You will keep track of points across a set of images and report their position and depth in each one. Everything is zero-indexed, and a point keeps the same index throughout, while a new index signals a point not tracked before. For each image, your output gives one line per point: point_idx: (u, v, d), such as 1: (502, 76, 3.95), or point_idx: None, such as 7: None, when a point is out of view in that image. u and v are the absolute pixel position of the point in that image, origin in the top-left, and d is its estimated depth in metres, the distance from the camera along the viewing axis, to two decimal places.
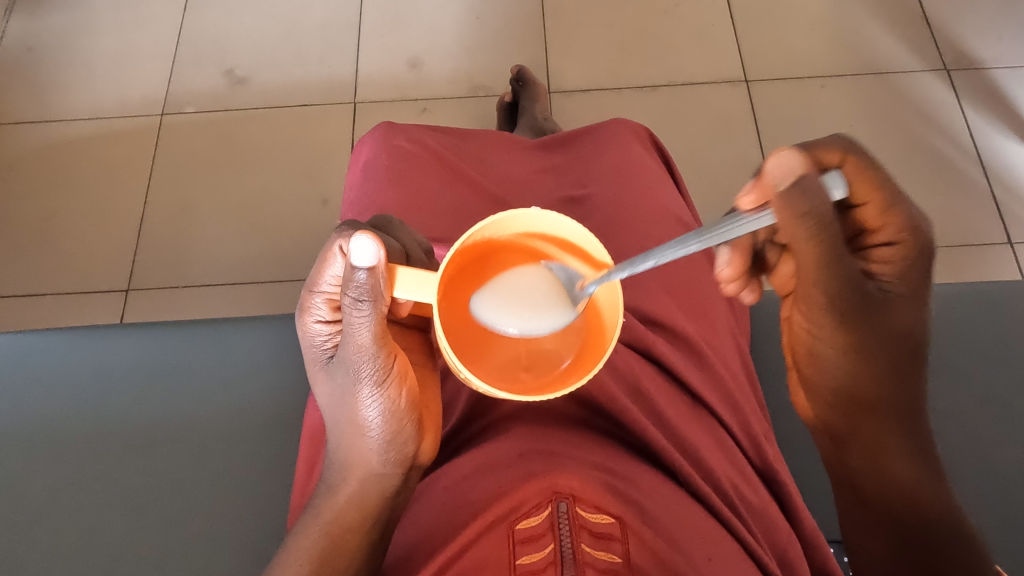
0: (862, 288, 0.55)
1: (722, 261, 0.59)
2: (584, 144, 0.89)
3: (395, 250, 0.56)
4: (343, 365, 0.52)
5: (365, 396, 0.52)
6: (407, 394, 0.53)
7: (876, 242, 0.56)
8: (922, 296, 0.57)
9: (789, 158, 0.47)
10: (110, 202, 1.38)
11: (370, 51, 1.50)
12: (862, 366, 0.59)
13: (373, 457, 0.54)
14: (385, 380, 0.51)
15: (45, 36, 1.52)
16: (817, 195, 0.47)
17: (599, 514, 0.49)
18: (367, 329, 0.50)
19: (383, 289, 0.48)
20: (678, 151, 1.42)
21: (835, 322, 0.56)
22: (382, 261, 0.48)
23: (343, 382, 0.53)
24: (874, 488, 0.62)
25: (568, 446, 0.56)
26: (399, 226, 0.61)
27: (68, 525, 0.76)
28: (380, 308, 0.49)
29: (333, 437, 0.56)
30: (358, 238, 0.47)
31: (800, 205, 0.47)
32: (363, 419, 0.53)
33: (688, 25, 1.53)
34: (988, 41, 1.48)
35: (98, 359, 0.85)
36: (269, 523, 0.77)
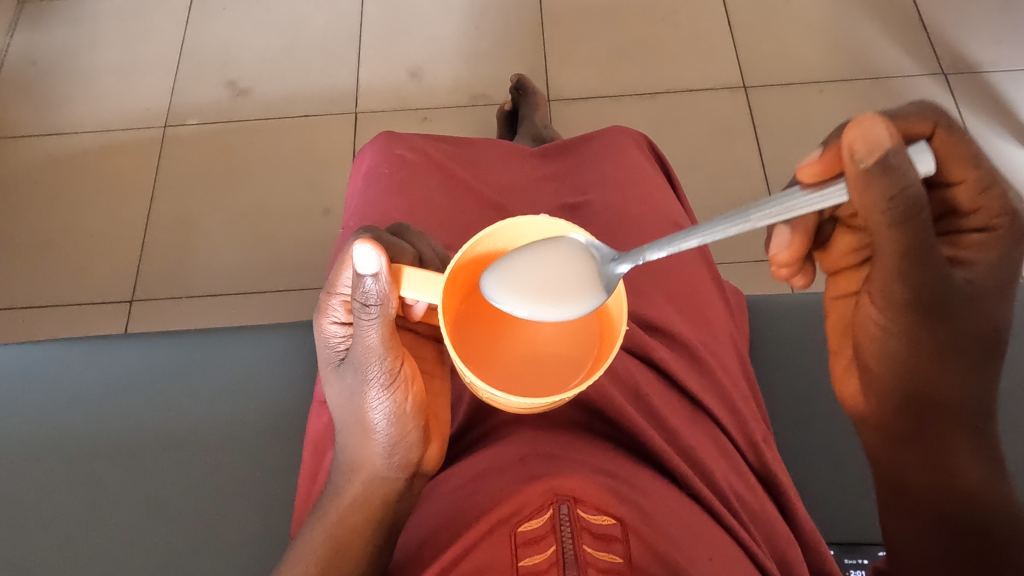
0: (949, 285, 0.51)
1: (784, 243, 0.56)
2: (584, 151, 0.90)
3: (407, 253, 0.56)
4: (354, 367, 0.53)
5: (373, 398, 0.52)
6: (413, 398, 0.54)
7: (969, 225, 0.53)
8: (1007, 288, 0.53)
9: (873, 130, 0.43)
10: (114, 213, 1.39)
11: (371, 62, 1.51)
12: (932, 365, 0.55)
13: (378, 459, 0.54)
14: (394, 382, 0.52)
15: (49, 50, 1.54)
16: (906, 175, 0.44)
17: (600, 515, 0.50)
18: (376, 331, 0.51)
19: (390, 291, 0.49)
20: (677, 157, 1.43)
21: (911, 320, 0.53)
22: (384, 268, 0.48)
23: (352, 383, 0.54)
24: (929, 487, 0.60)
25: (569, 450, 0.57)
26: (416, 233, 0.62)
27: (73, 533, 0.77)
28: (387, 312, 0.50)
29: (342, 440, 0.56)
30: (359, 247, 0.48)
31: (886, 185, 0.44)
32: (371, 422, 0.53)
33: (686, 32, 1.54)
34: (985, 46, 1.49)
35: (105, 367, 0.86)
36: (272, 529, 0.78)
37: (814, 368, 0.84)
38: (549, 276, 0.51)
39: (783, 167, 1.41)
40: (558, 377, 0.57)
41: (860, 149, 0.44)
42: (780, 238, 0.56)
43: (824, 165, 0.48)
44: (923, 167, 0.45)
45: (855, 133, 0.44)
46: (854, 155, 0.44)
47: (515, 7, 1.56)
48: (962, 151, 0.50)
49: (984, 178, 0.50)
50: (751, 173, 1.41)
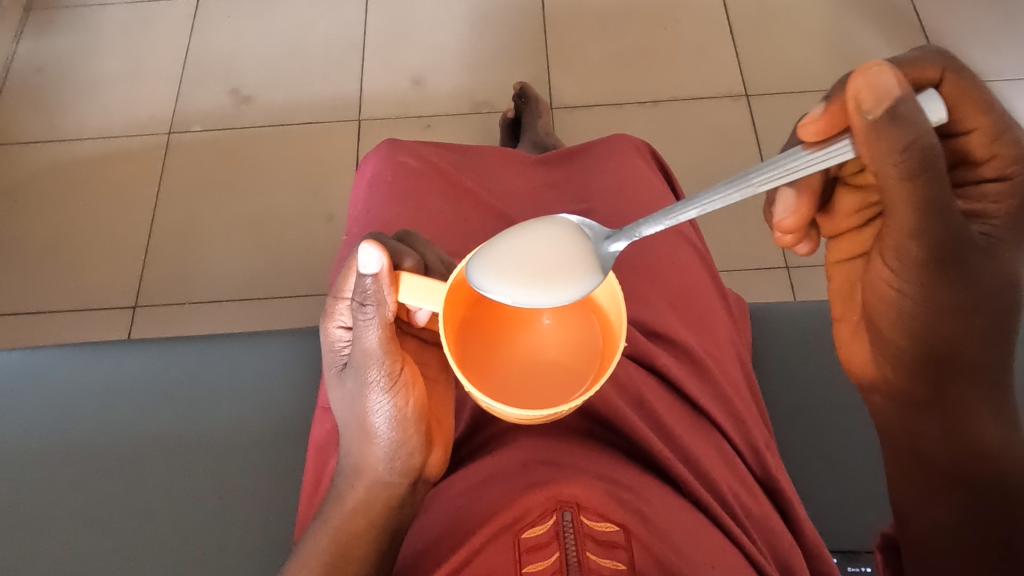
0: (970, 241, 0.47)
1: (786, 206, 0.53)
2: (586, 159, 0.90)
3: (410, 257, 0.56)
4: (355, 370, 0.53)
5: (373, 401, 0.53)
6: (414, 403, 0.54)
7: (982, 176, 0.49)
8: None
9: (881, 82, 0.41)
10: (118, 219, 1.40)
11: (374, 70, 1.52)
12: (948, 328, 0.52)
13: (379, 464, 0.54)
14: (394, 386, 0.52)
15: (55, 57, 1.55)
16: (920, 126, 0.41)
17: (603, 522, 0.50)
18: (374, 333, 0.52)
19: (386, 294, 0.50)
20: (679, 165, 1.44)
21: (927, 280, 0.49)
22: (386, 267, 0.50)
23: (353, 387, 0.54)
24: (947, 454, 0.57)
25: (572, 456, 0.57)
26: (422, 240, 0.62)
27: (76, 538, 0.77)
28: (385, 314, 0.51)
29: (346, 444, 0.56)
30: (363, 246, 0.50)
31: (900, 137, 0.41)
32: (372, 425, 0.53)
33: (688, 40, 1.55)
34: (986, 54, 1.50)
35: (108, 372, 0.86)
36: (274, 535, 0.78)
37: (816, 376, 0.83)
38: (538, 256, 0.51)
39: None
40: (557, 389, 0.56)
41: (867, 100, 0.41)
42: (783, 201, 0.53)
43: (826, 120, 0.45)
44: (936, 115, 0.42)
45: (861, 81, 0.42)
46: (860, 106, 0.42)
47: (517, 15, 1.57)
48: (973, 97, 0.47)
49: (998, 125, 0.47)
50: None
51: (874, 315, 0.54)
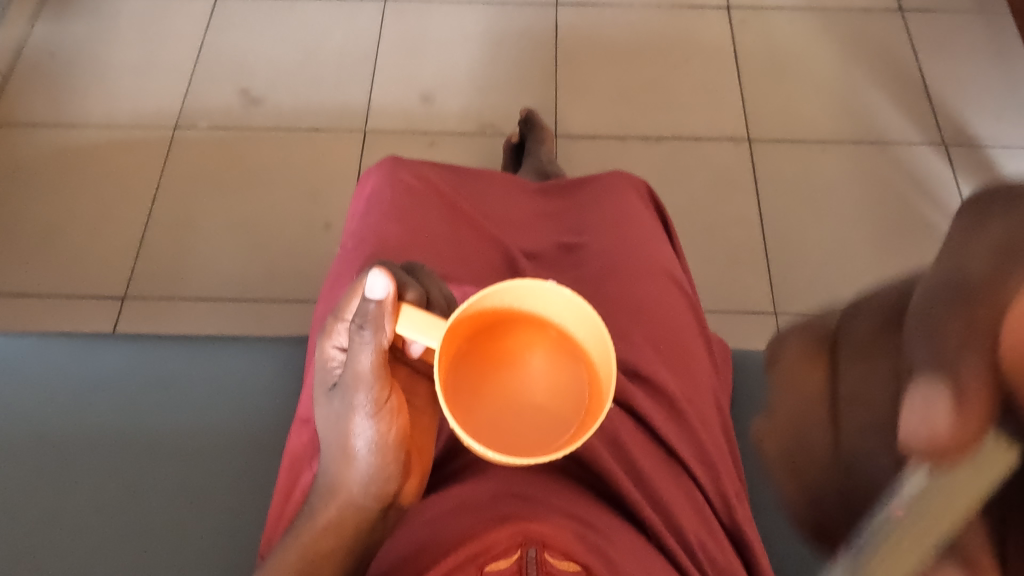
0: None
1: (929, 424, 0.32)
2: (585, 193, 0.91)
3: (415, 289, 0.56)
4: (344, 392, 0.54)
5: (358, 424, 0.53)
6: (397, 430, 0.54)
7: None
8: None
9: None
10: (116, 210, 1.40)
11: (385, 82, 1.54)
12: None
13: (355, 486, 0.54)
14: (379, 411, 0.53)
15: (69, 43, 1.56)
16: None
17: (565, 561, 0.49)
18: (368, 357, 0.52)
19: (385, 322, 0.50)
20: (677, 203, 1.45)
21: None
22: (391, 295, 0.50)
23: (339, 408, 0.54)
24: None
25: (543, 493, 0.57)
26: (428, 274, 0.63)
27: (42, 531, 0.76)
28: (381, 341, 0.51)
29: (324, 464, 0.57)
30: (373, 271, 0.51)
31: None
32: (353, 449, 0.54)
33: (696, 81, 1.57)
34: (985, 120, 1.52)
35: (91, 366, 0.86)
36: (241, 544, 0.77)
37: None
38: None
39: (780, 223, 1.43)
40: (542, 434, 0.53)
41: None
42: None
43: None
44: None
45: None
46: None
47: (530, 41, 1.59)
48: None
49: None
50: (748, 224, 1.43)
51: None
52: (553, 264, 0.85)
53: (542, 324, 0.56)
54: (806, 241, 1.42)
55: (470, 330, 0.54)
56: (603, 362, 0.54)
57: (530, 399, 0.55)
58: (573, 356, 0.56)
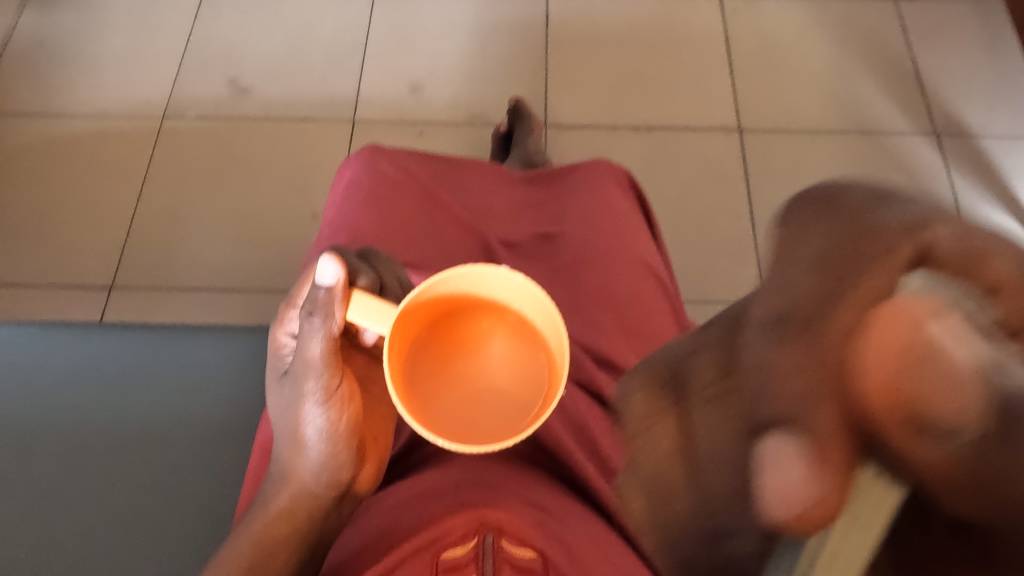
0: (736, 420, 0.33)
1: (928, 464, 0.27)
2: (564, 183, 0.91)
3: (367, 276, 0.57)
4: (295, 380, 0.54)
5: (308, 412, 0.53)
6: (348, 418, 0.54)
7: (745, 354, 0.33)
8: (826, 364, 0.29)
9: (929, 328, 0.29)
10: (104, 199, 1.39)
11: (374, 72, 1.53)
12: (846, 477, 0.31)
13: (308, 473, 0.54)
14: (329, 400, 0.53)
15: (57, 32, 1.55)
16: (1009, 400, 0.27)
17: (523, 548, 0.50)
18: (318, 343, 0.53)
19: (335, 308, 0.51)
20: (666, 193, 1.44)
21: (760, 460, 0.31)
22: (341, 281, 0.51)
23: (289, 396, 0.55)
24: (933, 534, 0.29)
25: (506, 480, 0.57)
26: (384, 260, 0.63)
27: (13, 519, 0.76)
28: (330, 328, 0.52)
29: (279, 452, 0.56)
30: (323, 256, 0.52)
31: (942, 426, 0.27)
32: (304, 436, 0.54)
33: (686, 71, 1.56)
34: (977, 111, 1.52)
35: (65, 354, 0.85)
36: (213, 533, 0.77)
37: None
38: None
39: (769, 214, 1.43)
40: (497, 419, 0.53)
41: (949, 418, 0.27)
42: None
43: None
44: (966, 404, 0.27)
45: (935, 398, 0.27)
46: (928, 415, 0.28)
47: (521, 31, 1.58)
48: None
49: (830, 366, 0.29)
50: (736, 215, 1.42)
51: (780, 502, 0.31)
52: (530, 253, 0.84)
53: (502, 313, 0.56)
54: None
55: (427, 318, 0.54)
56: (558, 346, 0.53)
57: (489, 387, 0.54)
58: (532, 343, 0.55)
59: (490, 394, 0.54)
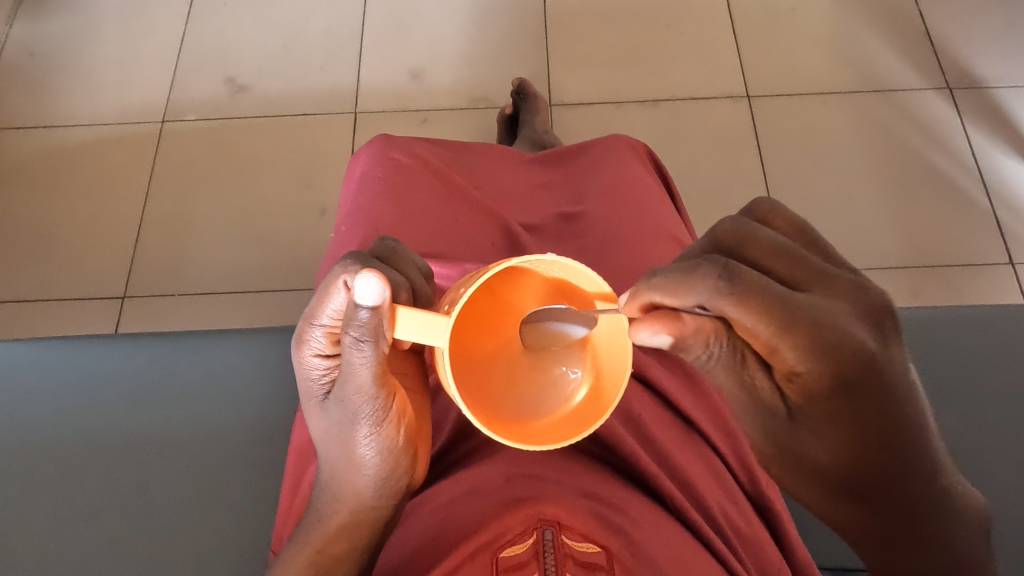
0: (825, 376, 0.48)
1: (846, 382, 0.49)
2: (583, 160, 0.88)
3: (406, 290, 0.53)
4: (341, 404, 0.51)
5: (363, 436, 0.51)
6: (405, 432, 0.52)
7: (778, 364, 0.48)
8: (829, 356, 0.47)
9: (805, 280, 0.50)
10: (108, 209, 1.38)
11: (372, 61, 1.50)
12: (827, 379, 0.48)
13: (367, 491, 0.53)
14: (383, 419, 0.51)
15: (48, 42, 1.52)
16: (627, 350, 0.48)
17: (585, 543, 0.48)
18: (367, 369, 0.48)
19: (386, 330, 0.46)
20: (679, 167, 1.42)
21: (824, 400, 0.49)
22: (387, 300, 0.45)
23: (339, 421, 0.51)
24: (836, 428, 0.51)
25: (555, 472, 0.55)
26: (400, 252, 0.59)
27: (49, 540, 0.75)
28: (381, 348, 0.47)
29: (330, 473, 0.54)
30: (363, 275, 0.45)
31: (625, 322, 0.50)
32: (361, 458, 0.52)
33: (690, 39, 1.53)
34: (989, 61, 1.48)
35: (88, 370, 0.84)
36: (254, 540, 0.76)
37: None
38: None
39: (785, 180, 1.40)
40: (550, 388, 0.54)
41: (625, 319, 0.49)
42: None
43: None
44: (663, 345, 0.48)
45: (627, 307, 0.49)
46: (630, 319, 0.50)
47: (518, 9, 1.55)
48: None
49: (769, 311, 0.45)
50: (752, 183, 1.40)
51: (812, 400, 0.49)
52: (554, 235, 0.82)
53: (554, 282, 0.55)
54: (812, 196, 1.38)
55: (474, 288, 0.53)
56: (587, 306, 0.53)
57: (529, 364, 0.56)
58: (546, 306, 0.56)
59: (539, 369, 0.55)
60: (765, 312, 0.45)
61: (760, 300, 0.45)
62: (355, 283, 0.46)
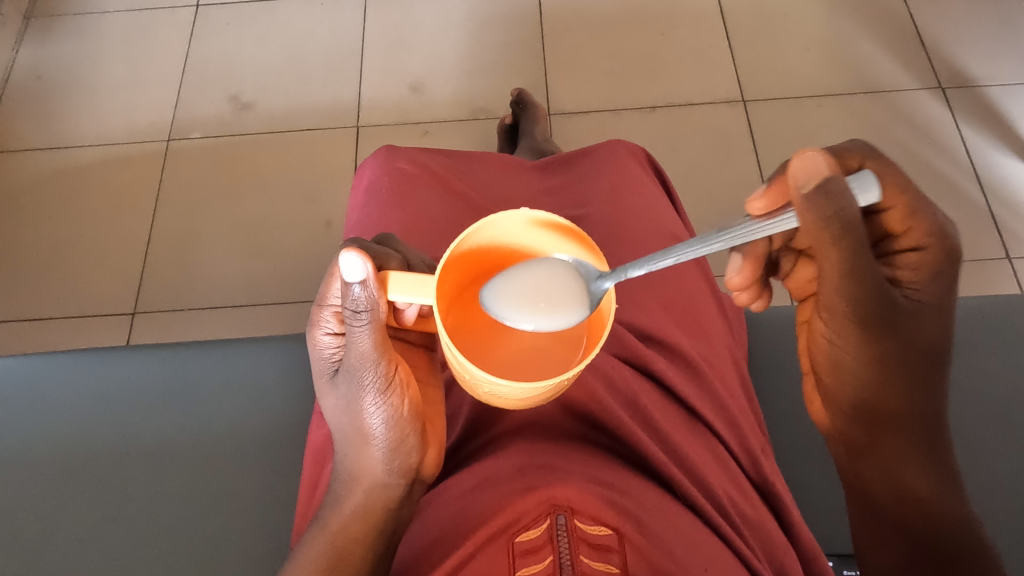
0: (921, 283, 0.56)
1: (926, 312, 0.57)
2: (582, 164, 0.91)
3: (395, 258, 0.56)
4: (349, 378, 0.53)
5: (371, 409, 0.53)
6: (410, 403, 0.54)
7: (901, 248, 0.56)
8: (943, 301, 0.57)
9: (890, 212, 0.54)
10: (117, 226, 1.40)
11: (373, 76, 1.53)
12: (933, 292, 0.56)
13: (378, 466, 0.55)
14: (389, 390, 0.53)
15: (55, 65, 1.55)
16: (832, 186, 0.46)
17: (597, 525, 0.51)
18: (366, 339, 0.51)
19: (377, 297, 0.49)
20: (677, 171, 1.44)
21: (919, 316, 0.56)
22: (371, 274, 0.48)
23: (348, 395, 0.54)
24: (910, 360, 0.58)
25: (567, 460, 0.57)
26: (403, 243, 0.62)
27: (70, 545, 0.77)
28: (377, 316, 0.50)
29: (344, 452, 0.57)
30: (343, 254, 0.48)
31: (802, 183, 0.47)
32: (370, 431, 0.54)
33: (685, 46, 1.56)
34: (981, 60, 1.51)
35: (105, 379, 0.86)
36: (271, 541, 0.78)
37: None
38: None
39: None
40: (548, 357, 0.56)
41: (802, 178, 0.46)
42: None
43: None
44: (867, 199, 0.46)
45: (797, 163, 0.47)
46: (796, 182, 0.47)
47: (515, 21, 1.58)
48: None
49: (909, 206, 0.53)
50: (750, 185, 1.42)
51: (915, 314, 0.56)
52: None
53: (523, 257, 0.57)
54: None
55: (462, 254, 0.54)
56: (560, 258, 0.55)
57: (513, 354, 0.56)
58: None
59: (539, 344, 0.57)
60: (906, 197, 0.53)
61: (906, 188, 0.53)
62: (341, 262, 0.49)
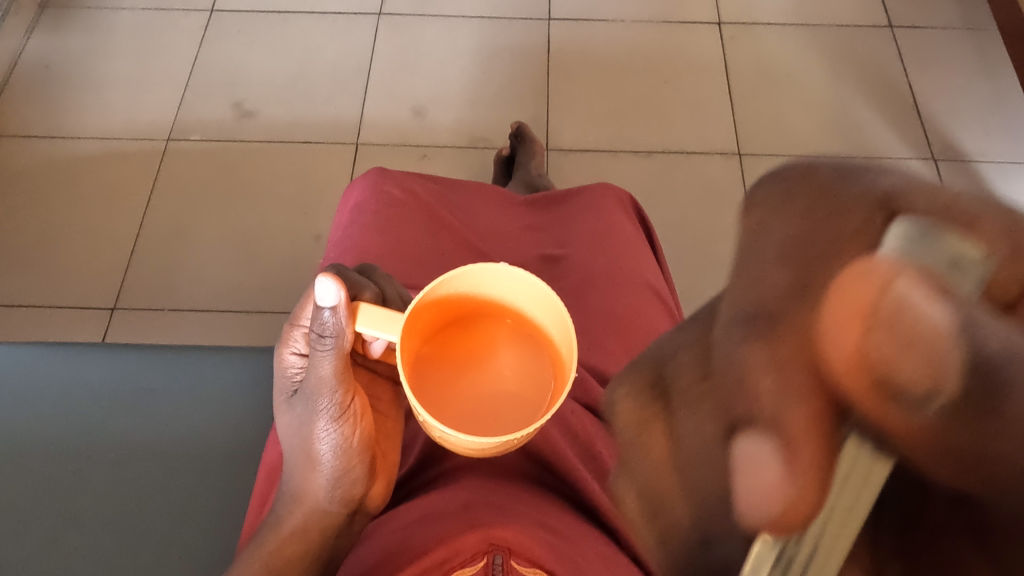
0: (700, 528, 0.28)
1: None
2: (568, 205, 0.91)
3: (370, 289, 0.56)
4: (306, 399, 0.54)
5: (322, 432, 0.54)
6: (361, 433, 0.55)
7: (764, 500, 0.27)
8: None
9: (906, 283, 0.18)
10: (107, 221, 1.40)
11: (378, 97, 1.54)
12: None
13: (320, 491, 0.55)
14: (343, 416, 0.53)
15: (64, 56, 1.57)
16: (1000, 352, 0.16)
17: (532, 568, 0.50)
18: (329, 364, 0.52)
19: (345, 325, 0.50)
20: (667, 217, 1.45)
21: None
22: (343, 301, 0.49)
23: (303, 416, 0.55)
24: None
25: (512, 501, 0.57)
26: (383, 275, 0.62)
27: (11, 540, 0.76)
28: (342, 345, 0.51)
29: (291, 472, 0.57)
30: (320, 279, 0.49)
31: (913, 392, 0.17)
32: (318, 453, 0.54)
33: (686, 96, 1.58)
34: (974, 135, 1.53)
35: (70, 375, 0.85)
36: (216, 552, 0.77)
37: None
38: None
39: None
40: (511, 405, 0.54)
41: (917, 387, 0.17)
42: None
43: None
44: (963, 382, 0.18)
45: (846, 333, 0.18)
46: (893, 392, 0.18)
47: (522, 56, 1.60)
48: None
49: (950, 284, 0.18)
50: None
51: None
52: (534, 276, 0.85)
53: (493, 308, 0.57)
54: None
55: (435, 299, 0.53)
56: (534, 305, 0.55)
57: (473, 404, 0.54)
58: (478, 340, 0.56)
59: (501, 394, 0.55)
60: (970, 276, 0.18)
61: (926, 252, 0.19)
62: (315, 285, 0.50)
